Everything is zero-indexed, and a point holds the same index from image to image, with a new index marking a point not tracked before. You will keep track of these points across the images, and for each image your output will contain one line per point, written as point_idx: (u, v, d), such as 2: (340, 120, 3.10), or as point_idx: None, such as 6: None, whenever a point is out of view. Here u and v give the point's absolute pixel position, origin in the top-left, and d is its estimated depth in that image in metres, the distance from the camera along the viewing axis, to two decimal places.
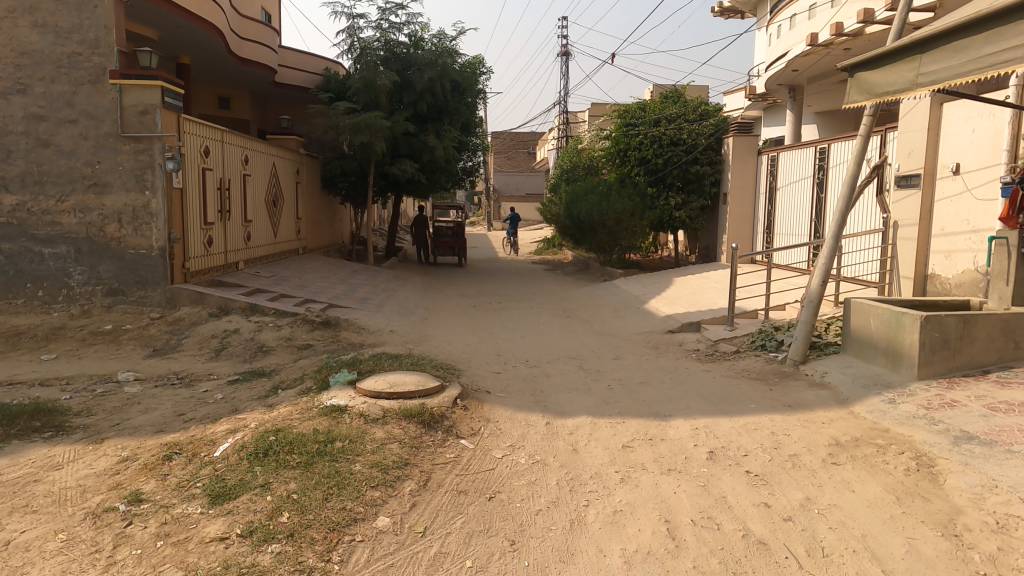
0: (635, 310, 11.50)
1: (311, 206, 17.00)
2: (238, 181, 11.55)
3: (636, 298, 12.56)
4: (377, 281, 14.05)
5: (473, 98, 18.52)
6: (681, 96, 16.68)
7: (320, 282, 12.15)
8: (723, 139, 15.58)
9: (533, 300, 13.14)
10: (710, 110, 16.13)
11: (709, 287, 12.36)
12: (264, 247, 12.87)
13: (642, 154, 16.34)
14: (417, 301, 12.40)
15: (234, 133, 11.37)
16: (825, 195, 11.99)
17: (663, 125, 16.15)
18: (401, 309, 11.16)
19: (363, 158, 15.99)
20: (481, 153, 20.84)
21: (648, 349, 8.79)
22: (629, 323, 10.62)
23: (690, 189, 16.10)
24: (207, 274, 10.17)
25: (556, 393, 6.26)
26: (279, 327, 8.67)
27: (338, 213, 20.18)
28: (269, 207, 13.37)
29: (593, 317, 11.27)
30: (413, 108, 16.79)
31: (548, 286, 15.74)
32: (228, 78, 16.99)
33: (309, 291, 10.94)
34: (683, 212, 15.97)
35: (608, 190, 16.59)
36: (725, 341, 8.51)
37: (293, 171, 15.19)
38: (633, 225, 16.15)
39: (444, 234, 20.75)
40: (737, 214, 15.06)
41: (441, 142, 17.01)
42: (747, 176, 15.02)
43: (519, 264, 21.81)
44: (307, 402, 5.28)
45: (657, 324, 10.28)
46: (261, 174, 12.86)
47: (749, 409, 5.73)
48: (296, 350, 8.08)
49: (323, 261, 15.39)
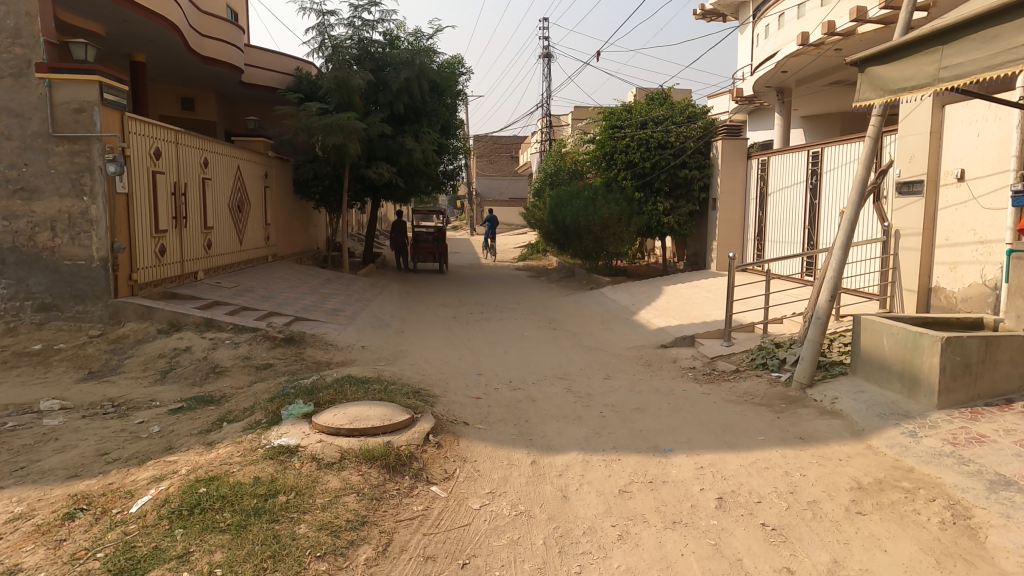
0: (624, 322, 10.92)
1: (282, 210, 16.12)
2: (196, 184, 10.71)
3: (625, 308, 11.98)
4: (351, 290, 13.26)
5: (452, 99, 17.89)
6: (668, 98, 16.17)
7: (288, 292, 11.35)
8: (712, 143, 15.13)
9: (518, 310, 12.49)
10: (697, 113, 15.70)
11: (701, 297, 11.85)
12: (228, 254, 12.05)
13: (629, 157, 15.68)
14: (394, 312, 11.66)
15: (190, 133, 10.51)
16: (819, 201, 11.56)
17: (650, 127, 15.63)
18: (375, 322, 10.41)
19: (338, 161, 15.21)
20: (462, 155, 20.16)
21: (640, 366, 8.20)
22: (618, 337, 10.03)
23: (678, 193, 15.65)
24: (159, 286, 9.35)
25: (541, 422, 5.59)
26: (235, 344, 7.88)
27: (312, 218, 19.33)
28: (234, 212, 12.54)
29: (581, 329, 10.65)
30: (390, 108, 16.06)
31: (533, 295, 15.10)
32: (190, 77, 16.14)
33: (275, 302, 10.14)
34: (672, 218, 15.46)
35: (594, 195, 16.03)
36: (723, 358, 8.01)
37: (261, 174, 14.37)
38: (620, 231, 15.56)
39: (425, 240, 20.03)
40: (727, 221, 14.60)
41: (419, 144, 16.27)
42: (737, 182, 14.58)
43: (503, 270, 21.15)
44: (251, 440, 4.52)
45: (647, 338, 9.70)
46: (223, 176, 12.02)
47: (757, 443, 5.12)
48: (252, 371, 7.32)
49: (295, 269, 14.57)
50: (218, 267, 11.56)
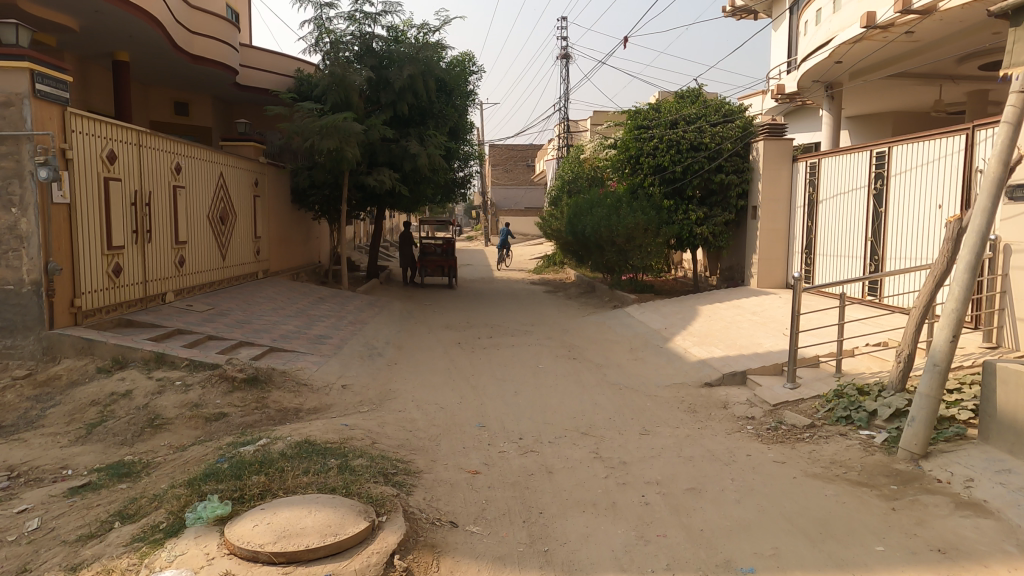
0: (656, 352, 9.29)
1: (277, 223, 14.85)
2: (165, 193, 9.44)
3: (656, 333, 10.38)
4: (345, 310, 11.85)
5: (461, 100, 16.67)
6: (700, 96, 14.58)
7: (270, 315, 9.97)
8: (752, 144, 13.47)
9: (532, 334, 10.96)
10: (734, 111, 14.06)
11: (745, 320, 10.21)
12: (206, 272, 10.75)
13: (658, 161, 14.06)
14: (389, 338, 10.19)
15: (159, 135, 9.26)
16: (886, 209, 10.02)
17: (681, 128, 14.01)
18: (365, 352, 8.95)
19: (336, 169, 13.88)
20: (475, 161, 18.76)
21: (684, 416, 6.57)
22: (652, 371, 8.43)
23: (712, 201, 14.05)
24: (113, 313, 8.02)
25: (560, 515, 4.02)
26: (185, 387, 6.43)
27: (313, 229, 18.06)
28: (216, 224, 11.26)
29: (606, 360, 9.07)
30: (393, 109, 14.72)
31: (549, 313, 13.58)
32: (183, 79, 14.98)
33: (250, 330, 8.74)
34: (706, 228, 13.83)
35: (617, 203, 14.47)
36: (789, 408, 6.37)
37: (250, 183, 13.10)
38: (647, 244, 13.96)
39: (433, 253, 18.65)
40: (769, 232, 12.97)
41: (424, 148, 14.90)
42: (779, 188, 12.97)
43: (517, 284, 19.67)
44: (126, 570, 3.00)
45: (686, 375, 8.09)
46: (202, 184, 10.75)
47: (880, 562, 3.47)
48: (201, 426, 5.86)
49: (287, 287, 13.24)
50: (194, 287, 10.26)
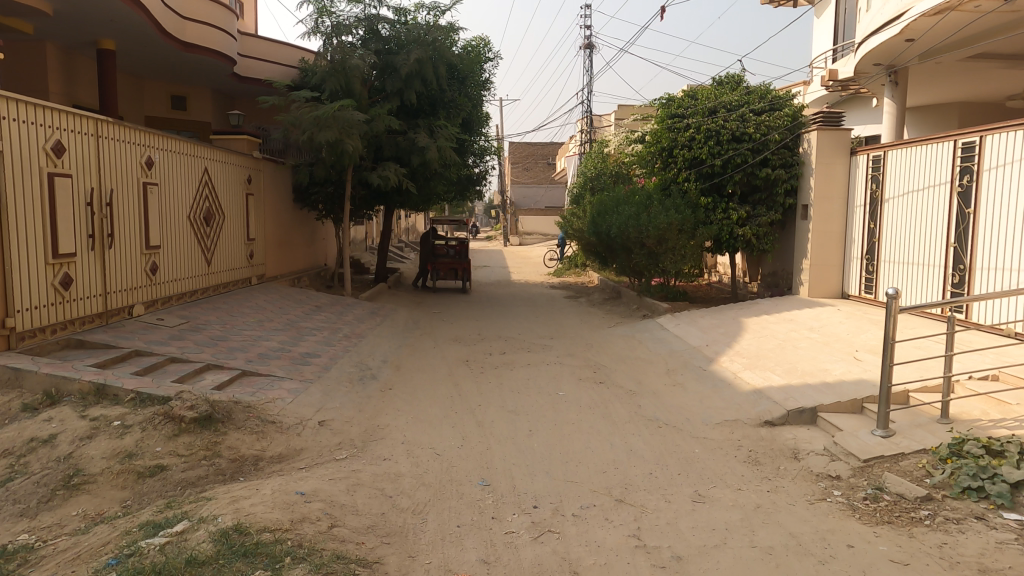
0: (699, 377, 7.84)
1: (276, 223, 13.71)
2: (133, 192, 8.30)
3: (696, 351, 8.94)
4: (342, 320, 10.63)
5: (475, 89, 15.40)
6: (741, 81, 12.99)
7: (252, 330, 8.77)
8: (803, 135, 11.87)
9: (551, 350, 9.57)
10: (781, 97, 12.45)
11: (802, 338, 8.71)
12: (185, 279, 9.62)
13: (695, 153, 12.53)
14: (387, 355, 8.91)
15: (125, 125, 8.11)
16: (975, 210, 8.51)
17: (721, 117, 12.45)
18: (356, 375, 7.67)
19: (336, 164, 12.70)
20: (491, 155, 17.41)
21: (747, 471, 5.14)
22: (696, 403, 6.98)
23: (754, 199, 12.53)
24: (61, 332, 6.88)
25: None
26: (122, 430, 5.18)
27: (319, 230, 16.94)
28: (199, 226, 10.13)
29: (639, 385, 7.64)
30: (400, 97, 13.49)
31: (571, 323, 12.19)
32: (178, 71, 13.94)
33: (222, 350, 7.54)
34: (748, 229, 12.28)
35: (647, 200, 13.03)
36: (888, 468, 4.90)
37: (243, 180, 11.95)
38: (682, 246, 12.47)
39: (446, 255, 17.40)
40: (822, 234, 11.41)
41: (435, 141, 13.59)
42: (834, 184, 11.41)
43: (535, 289, 18.33)
44: None
45: (740, 410, 6.63)
46: (182, 181, 9.62)
47: None
48: (130, 485, 4.61)
49: (284, 293, 12.06)
50: (169, 297, 9.12)
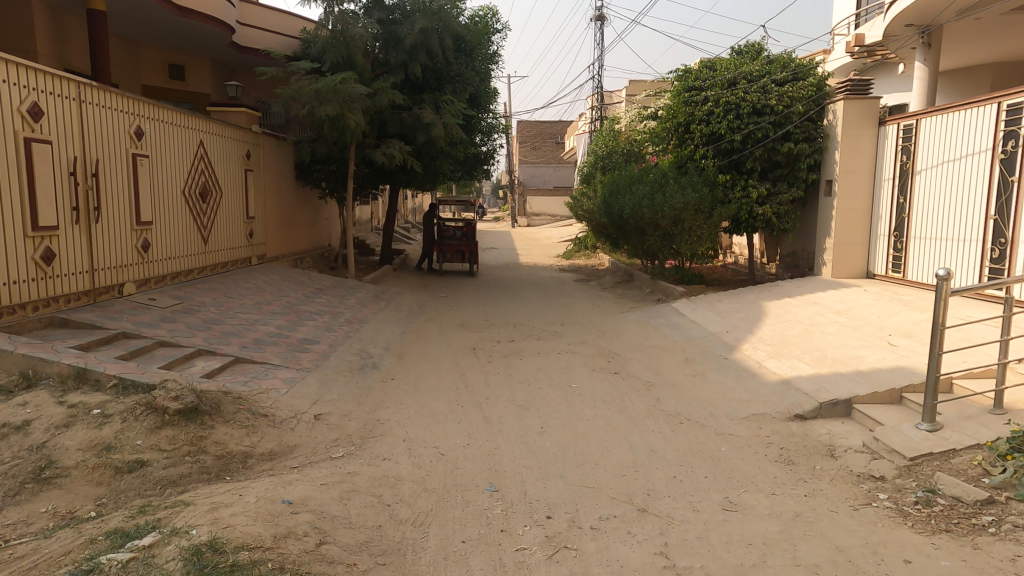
0: (720, 366, 7.35)
1: (276, 202, 13.23)
2: (122, 163, 7.85)
3: (715, 338, 8.44)
4: (343, 305, 10.20)
5: (482, 63, 14.72)
6: (763, 50, 12.23)
7: (248, 313, 8.35)
8: (829, 107, 11.13)
9: (562, 338, 9.12)
10: (805, 66, 11.66)
11: (829, 323, 8.17)
12: (180, 258, 9.20)
13: (713, 128, 11.86)
14: (389, 343, 8.49)
15: (111, 91, 7.64)
16: (1020, 179, 7.84)
17: (741, 89, 11.73)
18: (356, 364, 7.28)
19: (339, 141, 12.19)
20: (499, 133, 16.80)
21: (781, 473, 4.66)
22: (719, 395, 6.50)
23: (775, 175, 11.84)
24: (44, 309, 6.47)
25: None
26: (101, 420, 4.74)
27: (321, 210, 16.45)
28: (194, 202, 9.69)
29: (657, 376, 7.18)
30: (405, 71, 12.90)
31: (581, 308, 11.70)
32: (174, 38, 13.36)
33: (215, 335, 7.12)
34: (769, 208, 11.62)
35: (662, 179, 12.41)
36: (939, 466, 4.38)
37: (241, 155, 11.45)
38: (698, 227, 11.86)
39: (452, 236, 16.90)
40: (848, 213, 10.77)
41: (440, 117, 13.00)
42: (861, 158, 10.74)
43: (543, 272, 17.82)
44: None
45: (768, 403, 6.13)
46: (175, 154, 9.16)
47: None
48: (107, 481, 4.19)
49: (284, 275, 11.63)
50: (162, 277, 8.70)
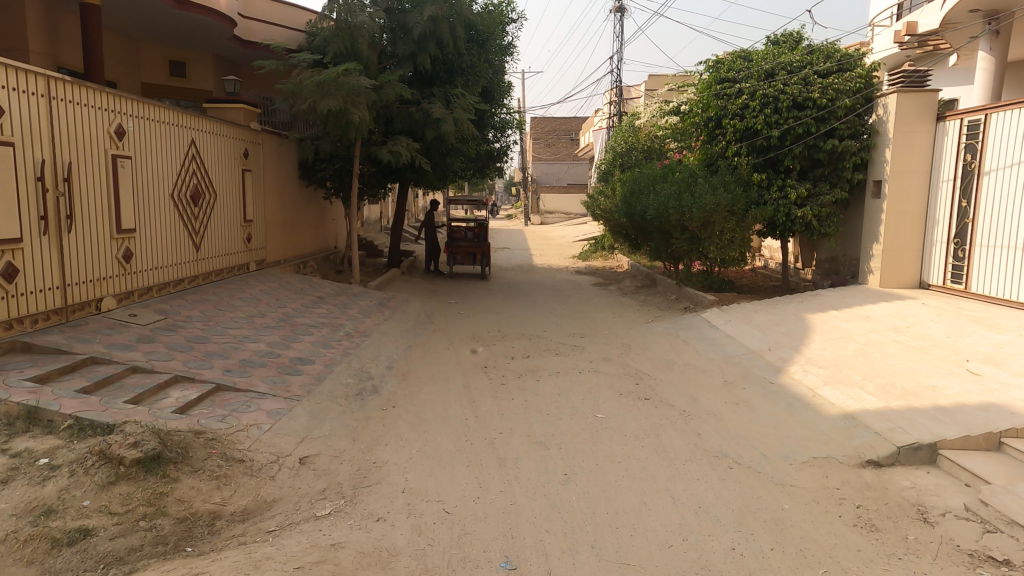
0: (766, 392, 6.46)
1: (278, 204, 12.49)
2: (99, 165, 7.10)
3: (756, 357, 7.54)
4: (345, 316, 9.45)
5: (496, 55, 13.86)
6: (802, 39, 11.21)
7: (238, 329, 7.61)
8: (879, 100, 10.12)
9: (583, 354, 8.27)
10: (850, 56, 10.60)
11: (887, 341, 7.24)
12: (167, 267, 8.47)
13: (748, 123, 10.86)
14: (393, 361, 7.71)
15: (86, 86, 6.88)
16: None
17: (780, 80, 10.70)
18: (354, 390, 6.52)
19: (344, 138, 11.42)
20: (513, 129, 15.93)
21: (866, 545, 3.77)
22: (768, 429, 5.62)
23: (815, 175, 10.84)
24: (5, 332, 5.75)
25: None
26: (46, 473, 3.93)
27: (327, 211, 15.71)
28: (184, 206, 8.95)
29: (694, 404, 6.31)
30: (413, 62, 12.08)
31: (602, 317, 10.83)
32: (173, 33, 12.68)
33: (198, 357, 6.37)
34: (809, 210, 10.60)
35: (690, 178, 11.45)
36: None
37: (239, 155, 10.71)
38: (730, 231, 10.88)
39: (463, 238, 16.10)
40: (899, 216, 9.78)
41: (451, 111, 12.17)
42: (913, 154, 9.71)
43: (559, 274, 16.97)
44: None
45: (830, 443, 5.24)
46: (163, 155, 8.42)
47: None
48: (40, 559, 3.31)
49: (284, 282, 10.90)
50: (146, 289, 7.97)
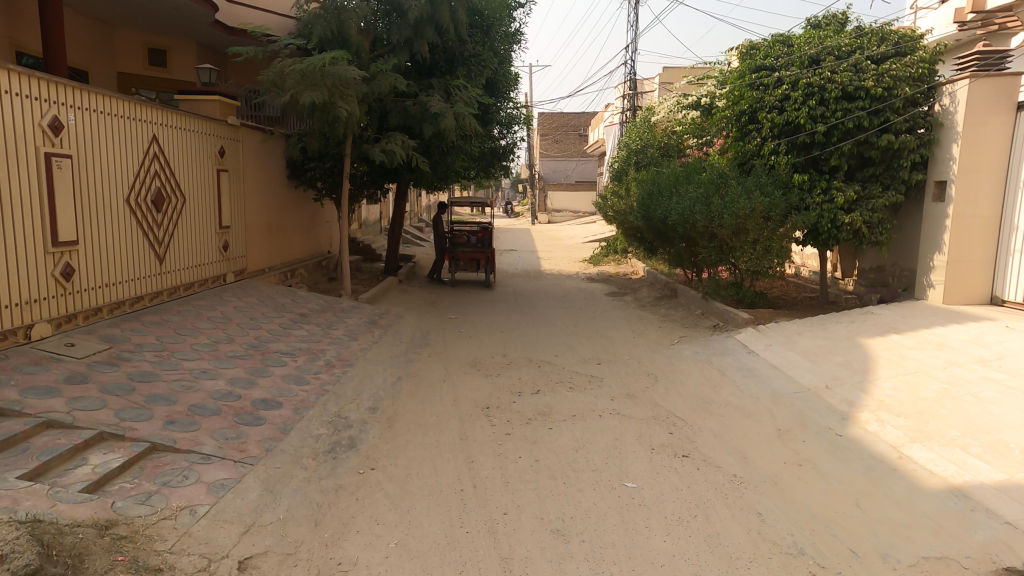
0: (834, 448, 5.22)
1: (262, 207, 11.32)
2: (27, 165, 5.96)
3: (812, 397, 6.30)
4: (327, 340, 8.28)
5: (500, 42, 12.62)
6: (847, 21, 9.89)
7: (197, 360, 6.44)
8: (945, 91, 8.80)
9: (602, 389, 7.06)
10: (908, 40, 9.26)
11: (974, 379, 5.99)
12: (121, 283, 7.32)
13: (789, 117, 9.55)
14: (377, 401, 6.54)
15: (10, 70, 5.72)
16: None
17: (827, 67, 9.36)
18: (325, 445, 5.36)
19: (332, 135, 10.22)
20: (521, 125, 14.75)
21: None
22: (850, 506, 4.36)
23: (864, 175, 9.51)
24: None
25: None
26: None
27: (319, 214, 14.55)
28: (145, 212, 7.79)
29: (746, 465, 5.08)
30: (410, 50, 10.85)
31: (620, 337, 9.62)
32: (150, 19, 11.54)
33: (135, 402, 5.20)
34: (860, 215, 9.22)
35: (720, 178, 10.18)
36: None
37: (213, 153, 9.53)
38: (766, 239, 9.57)
39: (466, 243, 14.90)
40: (968, 223, 8.50)
41: (452, 106, 10.91)
42: (986, 153, 8.42)
43: (568, 282, 15.76)
44: None
45: (939, 532, 3.99)
46: (116, 153, 7.26)
47: None
48: None
49: (262, 294, 9.71)
50: (93, 309, 6.83)
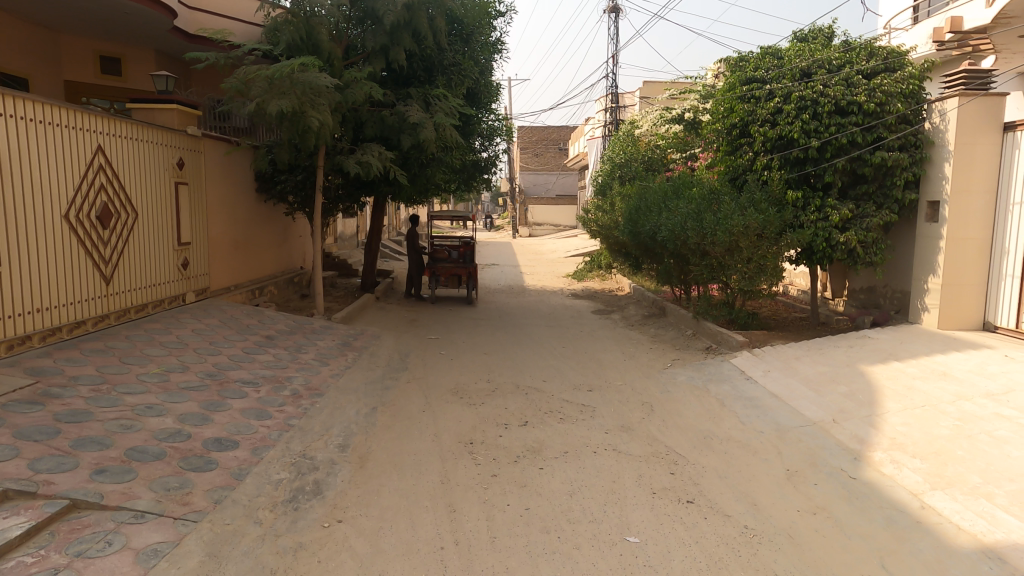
0: (849, 494, 4.75)
1: (226, 222, 10.61)
2: None
3: (819, 431, 5.85)
4: (294, 366, 7.60)
5: (481, 51, 12.19)
6: (836, 35, 9.67)
7: (142, 394, 5.73)
8: (937, 109, 8.56)
9: (594, 419, 6.53)
10: (897, 55, 9.05)
11: (986, 415, 5.61)
12: (58, 307, 6.58)
13: (781, 131, 9.23)
14: (347, 437, 5.90)
15: None
16: None
17: (819, 80, 9.09)
18: (285, 494, 4.71)
19: (302, 146, 9.61)
20: (501, 137, 14.32)
21: None
22: (876, 567, 3.88)
23: (858, 194, 9.22)
24: None
25: None
26: None
27: (291, 229, 13.85)
28: (88, 229, 7.08)
29: (756, 513, 4.58)
30: (385, 58, 10.32)
31: (610, 360, 9.12)
32: (105, 24, 10.84)
33: (59, 449, 4.49)
34: (854, 233, 8.91)
35: (711, 194, 9.80)
36: None
37: (171, 164, 8.83)
38: (759, 257, 9.19)
39: (446, 258, 14.32)
40: (961, 245, 8.23)
41: (431, 116, 10.41)
42: (978, 172, 8.18)
43: (552, 299, 15.28)
44: None
45: None
46: (53, 163, 6.56)
47: None
48: None
49: (225, 315, 8.99)
50: (23, 337, 6.08)
